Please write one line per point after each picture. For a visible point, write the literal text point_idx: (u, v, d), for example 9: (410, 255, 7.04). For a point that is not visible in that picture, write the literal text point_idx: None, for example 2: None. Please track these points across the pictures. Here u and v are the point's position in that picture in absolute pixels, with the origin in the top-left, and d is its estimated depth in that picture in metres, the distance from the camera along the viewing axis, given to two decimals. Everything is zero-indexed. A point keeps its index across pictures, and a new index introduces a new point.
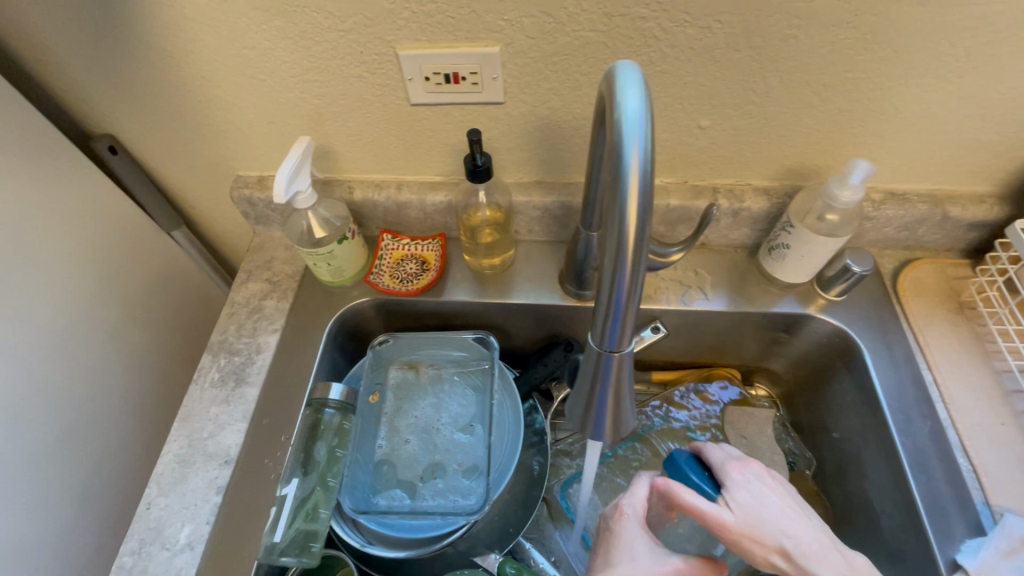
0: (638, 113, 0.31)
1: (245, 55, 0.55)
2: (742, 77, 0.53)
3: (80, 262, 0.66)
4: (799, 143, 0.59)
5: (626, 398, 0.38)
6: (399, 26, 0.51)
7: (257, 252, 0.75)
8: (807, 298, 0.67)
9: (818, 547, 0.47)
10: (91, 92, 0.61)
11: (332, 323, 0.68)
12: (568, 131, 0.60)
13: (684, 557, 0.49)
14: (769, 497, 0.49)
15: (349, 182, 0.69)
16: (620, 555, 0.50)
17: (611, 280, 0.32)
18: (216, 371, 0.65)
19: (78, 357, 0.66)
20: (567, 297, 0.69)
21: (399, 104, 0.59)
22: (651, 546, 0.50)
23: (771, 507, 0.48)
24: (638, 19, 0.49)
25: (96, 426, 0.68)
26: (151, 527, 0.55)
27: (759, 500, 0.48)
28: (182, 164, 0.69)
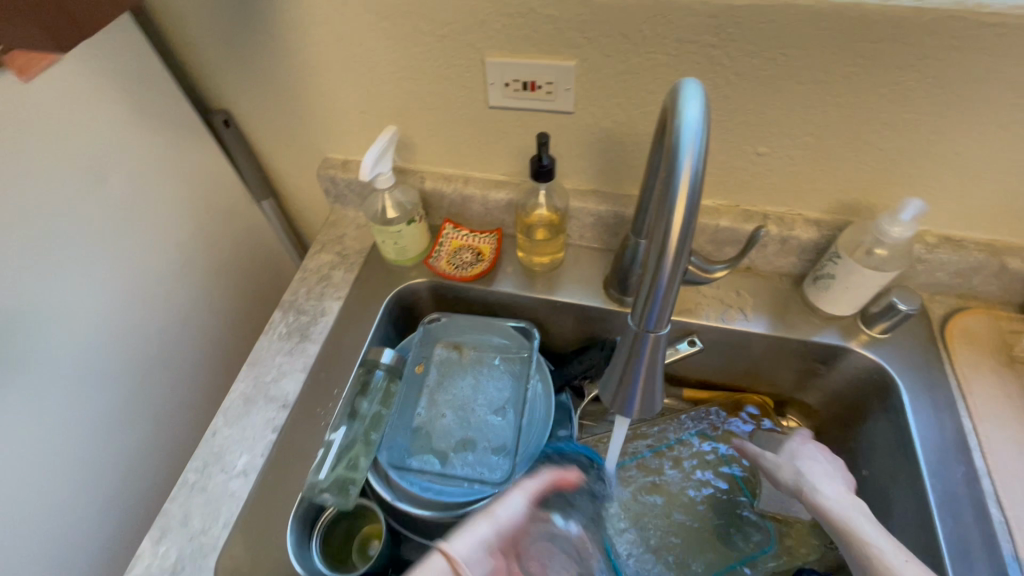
0: (695, 120, 0.35)
1: (353, 51, 0.63)
2: (803, 109, 0.56)
3: (186, 218, 0.75)
4: (854, 177, 0.61)
5: (656, 379, 0.41)
6: (489, 36, 0.57)
7: (332, 228, 0.82)
8: (849, 332, 0.68)
9: (834, 485, 0.58)
10: (217, 73, 0.70)
11: (390, 297, 0.75)
12: (629, 144, 0.65)
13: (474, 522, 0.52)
14: (819, 458, 0.62)
15: (421, 173, 0.76)
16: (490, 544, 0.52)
17: (655, 264, 0.36)
18: (284, 326, 0.72)
19: (171, 301, 0.74)
20: (609, 301, 0.73)
21: (479, 105, 0.65)
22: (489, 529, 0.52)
23: (815, 460, 0.61)
24: (707, 47, 0.53)
25: (176, 362, 0.76)
26: (214, 452, 0.62)
27: (809, 455, 0.62)
28: (280, 142, 0.78)
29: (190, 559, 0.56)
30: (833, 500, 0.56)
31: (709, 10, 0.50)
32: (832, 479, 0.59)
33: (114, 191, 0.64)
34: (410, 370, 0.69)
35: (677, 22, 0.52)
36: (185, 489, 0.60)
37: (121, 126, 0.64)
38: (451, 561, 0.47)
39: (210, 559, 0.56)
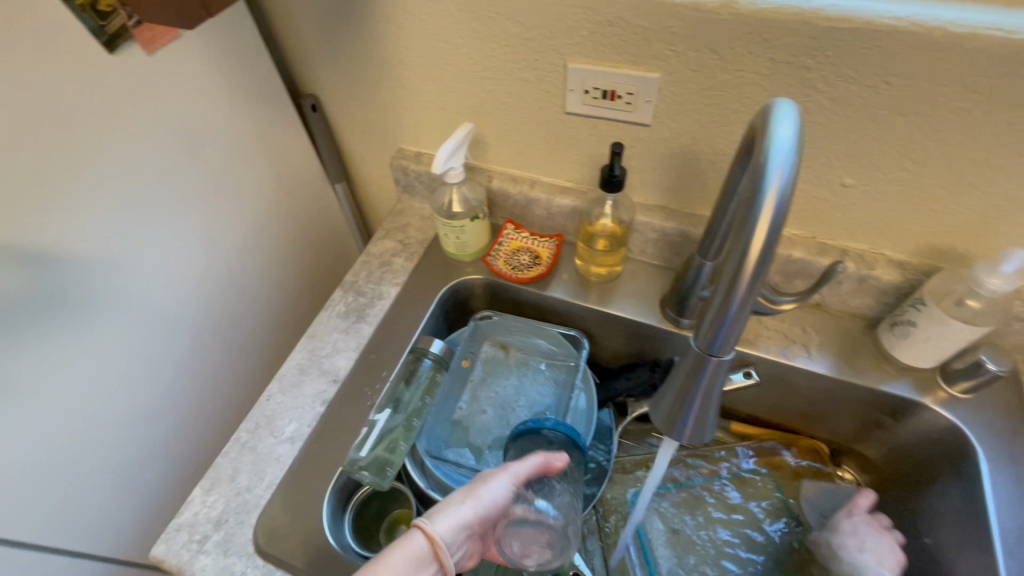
0: (787, 144, 0.33)
1: (440, 48, 0.65)
2: (901, 141, 0.53)
3: (267, 193, 0.80)
4: (950, 220, 0.57)
5: (712, 407, 0.40)
6: (575, 42, 0.57)
7: (397, 217, 0.85)
8: (924, 386, 0.63)
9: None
10: (312, 60, 0.74)
11: (445, 290, 0.76)
12: (704, 162, 0.63)
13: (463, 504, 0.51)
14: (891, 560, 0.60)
15: (490, 172, 0.77)
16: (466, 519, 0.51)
17: (727, 287, 0.34)
18: (343, 305, 0.75)
19: (244, 269, 0.79)
20: (664, 320, 0.71)
21: (555, 110, 0.65)
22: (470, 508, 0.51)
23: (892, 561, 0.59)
24: (803, 69, 0.51)
25: (240, 326, 0.81)
26: (266, 415, 0.65)
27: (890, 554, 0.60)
28: (360, 130, 0.81)
29: (234, 513, 0.59)
30: None
31: (810, 31, 0.48)
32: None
33: (209, 161, 0.69)
34: (457, 363, 0.70)
35: (773, 41, 0.50)
36: (236, 446, 0.63)
37: (223, 102, 0.68)
38: (431, 545, 0.48)
39: (252, 516, 0.58)
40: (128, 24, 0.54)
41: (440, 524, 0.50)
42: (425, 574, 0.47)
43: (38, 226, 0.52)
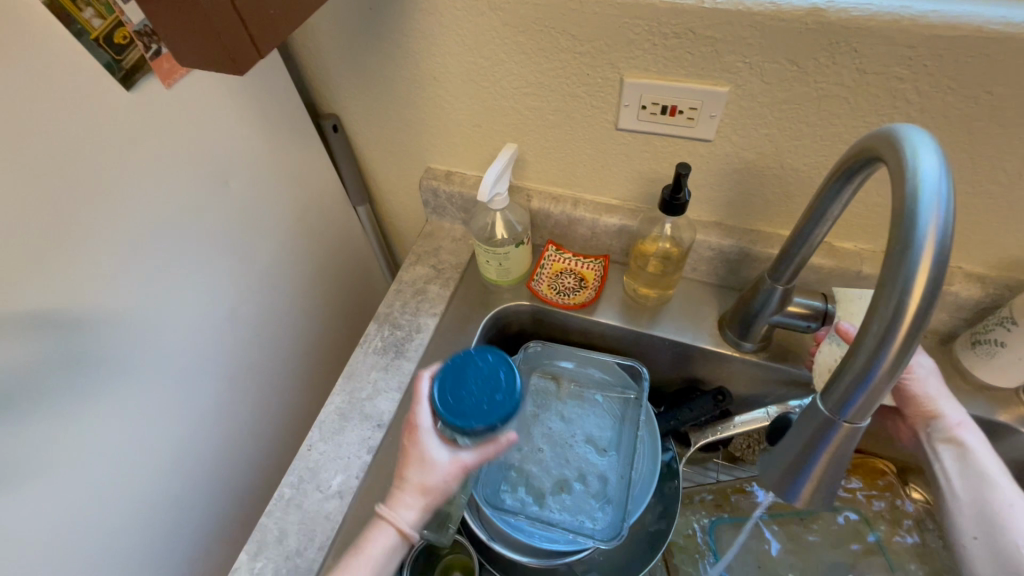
0: (938, 179, 0.29)
1: (479, 64, 0.60)
2: (995, 154, 0.49)
3: (291, 223, 0.75)
4: None
5: (837, 470, 0.36)
6: (635, 55, 0.53)
7: (427, 239, 0.80)
8: (1008, 406, 0.59)
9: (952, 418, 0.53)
10: (334, 79, 0.69)
11: (487, 319, 0.72)
12: (770, 178, 0.59)
13: (419, 494, 0.50)
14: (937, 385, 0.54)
15: (528, 191, 0.72)
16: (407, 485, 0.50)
17: (872, 347, 0.30)
18: (380, 340, 0.71)
19: (271, 305, 0.74)
20: (723, 343, 0.67)
21: (606, 126, 0.60)
22: (425, 494, 0.50)
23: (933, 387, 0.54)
24: (893, 79, 0.46)
25: (268, 364, 0.76)
26: (309, 467, 0.61)
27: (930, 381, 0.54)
28: (385, 149, 0.76)
29: None
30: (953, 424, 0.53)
31: (907, 39, 0.44)
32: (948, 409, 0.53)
33: (232, 195, 0.64)
34: None
35: (862, 50, 0.45)
36: (280, 504, 0.59)
37: (243, 129, 0.63)
38: (403, 536, 0.50)
39: None
40: (147, 56, 0.49)
41: (412, 527, 0.50)
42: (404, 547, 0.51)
43: (59, 286, 0.47)
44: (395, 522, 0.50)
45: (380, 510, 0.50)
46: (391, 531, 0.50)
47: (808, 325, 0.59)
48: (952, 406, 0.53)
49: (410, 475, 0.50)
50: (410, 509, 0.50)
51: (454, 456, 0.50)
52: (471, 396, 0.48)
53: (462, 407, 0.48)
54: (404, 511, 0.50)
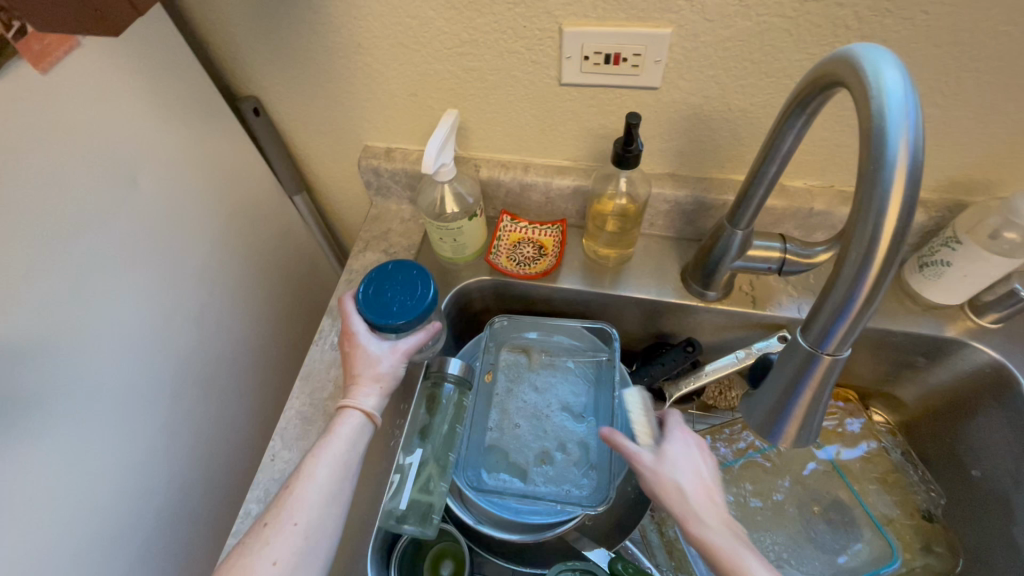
0: (904, 94, 0.28)
1: (406, 24, 0.55)
2: (932, 75, 0.49)
3: (221, 220, 0.68)
4: (975, 153, 0.55)
5: (821, 402, 0.35)
6: (572, 2, 0.50)
7: (374, 223, 0.76)
8: (955, 322, 0.62)
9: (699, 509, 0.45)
10: (248, 55, 0.62)
11: (447, 299, 0.68)
12: (719, 122, 0.58)
13: (377, 377, 0.54)
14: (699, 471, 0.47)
15: (475, 161, 0.68)
16: (362, 375, 0.54)
17: (851, 274, 0.29)
18: (335, 335, 0.66)
19: (209, 312, 0.68)
20: (688, 295, 0.67)
21: (549, 83, 0.57)
22: (382, 375, 0.54)
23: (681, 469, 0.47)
24: (832, 6, 0.46)
25: (217, 376, 0.70)
26: (275, 479, 0.57)
27: (681, 463, 0.48)
28: (315, 130, 0.71)
29: None
30: (686, 512, 0.45)
31: None
32: (702, 502, 0.45)
33: (146, 195, 0.57)
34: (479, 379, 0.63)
35: None
36: (248, 521, 0.55)
37: (147, 119, 0.56)
38: (370, 417, 0.53)
39: None
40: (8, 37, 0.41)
41: (374, 409, 0.53)
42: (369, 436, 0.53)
43: None
44: (358, 404, 0.53)
45: (340, 404, 0.53)
46: (357, 416, 0.52)
47: (767, 266, 0.58)
48: (705, 501, 0.45)
49: (360, 369, 0.54)
50: (369, 394, 0.53)
51: (393, 344, 0.55)
52: (396, 297, 0.55)
53: (383, 310, 0.55)
54: (366, 396, 0.53)
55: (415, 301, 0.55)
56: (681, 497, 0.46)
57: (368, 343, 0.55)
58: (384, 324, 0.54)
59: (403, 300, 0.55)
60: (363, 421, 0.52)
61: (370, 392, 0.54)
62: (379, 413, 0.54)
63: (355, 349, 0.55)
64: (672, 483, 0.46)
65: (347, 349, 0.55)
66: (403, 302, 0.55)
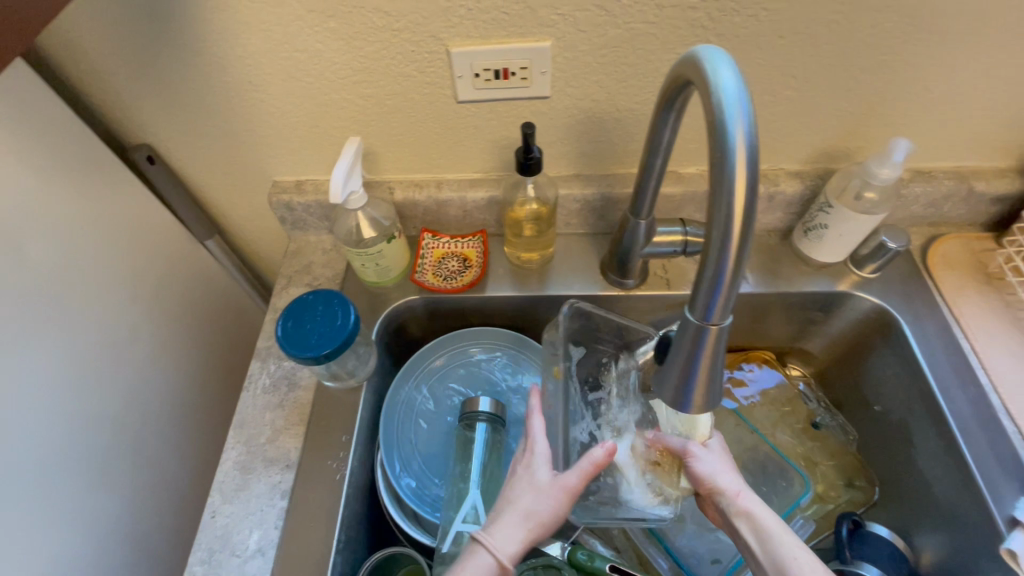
0: (736, 90, 0.32)
1: (295, 58, 0.55)
2: (783, 63, 0.55)
3: (129, 275, 0.66)
4: (834, 127, 0.61)
5: (717, 370, 0.38)
6: (453, 24, 0.52)
7: (295, 258, 0.75)
8: (841, 277, 0.70)
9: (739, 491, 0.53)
10: (134, 101, 0.60)
11: (379, 323, 0.69)
12: (611, 122, 0.62)
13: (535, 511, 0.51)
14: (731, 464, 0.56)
15: (389, 183, 0.69)
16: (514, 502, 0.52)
17: (716, 253, 0.32)
18: (267, 378, 0.64)
19: (127, 373, 0.65)
20: (609, 286, 0.71)
21: (447, 101, 0.59)
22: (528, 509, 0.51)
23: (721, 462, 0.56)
24: (688, 9, 0.51)
25: (143, 438, 0.67)
26: (218, 535, 0.55)
27: (718, 458, 0.56)
28: (220, 172, 0.69)
29: None
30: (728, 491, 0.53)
31: None
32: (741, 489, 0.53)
33: (34, 258, 0.54)
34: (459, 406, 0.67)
35: None
36: None
37: (26, 181, 0.53)
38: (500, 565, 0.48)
39: None
40: None
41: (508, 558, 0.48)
42: None
43: None
44: (491, 546, 0.48)
45: (473, 542, 0.49)
46: (489, 560, 0.48)
47: (673, 250, 0.62)
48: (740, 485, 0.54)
49: (518, 488, 0.53)
50: (510, 539, 0.49)
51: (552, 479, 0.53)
52: (314, 328, 0.54)
53: (302, 343, 0.53)
54: (505, 540, 0.49)
55: (336, 327, 0.54)
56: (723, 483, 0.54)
57: (537, 466, 0.54)
58: (301, 360, 0.53)
59: (321, 329, 0.54)
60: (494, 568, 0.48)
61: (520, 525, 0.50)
62: (511, 565, 0.48)
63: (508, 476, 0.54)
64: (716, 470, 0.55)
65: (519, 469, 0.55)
66: (321, 330, 0.54)
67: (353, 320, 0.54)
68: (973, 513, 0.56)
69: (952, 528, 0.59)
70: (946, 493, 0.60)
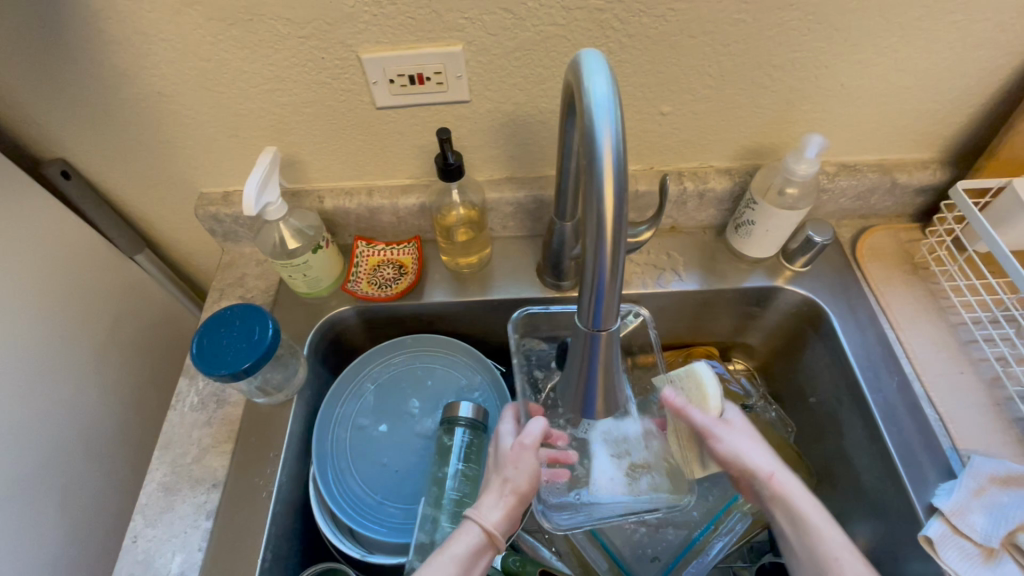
0: (606, 96, 0.32)
1: (202, 67, 0.54)
2: (697, 63, 0.55)
3: (41, 294, 0.64)
4: (756, 124, 0.62)
5: (614, 375, 0.38)
6: (360, 30, 0.51)
7: (227, 270, 0.73)
8: (774, 272, 0.70)
9: (770, 466, 0.57)
10: (40, 115, 0.59)
11: (313, 334, 0.68)
12: (536, 126, 0.61)
13: (511, 477, 0.53)
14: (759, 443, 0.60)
15: (318, 192, 0.68)
16: (493, 475, 0.54)
17: (593, 261, 0.32)
18: (195, 395, 0.63)
19: (41, 393, 0.63)
20: (546, 289, 0.70)
21: (365, 108, 0.58)
22: (502, 477, 0.53)
23: (750, 441, 0.59)
24: (595, 11, 0.51)
25: (64, 460, 0.66)
26: (139, 560, 0.53)
27: (747, 438, 0.60)
28: (142, 185, 0.67)
29: None
30: (761, 465, 0.57)
31: None
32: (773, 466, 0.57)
33: None
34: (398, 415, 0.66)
35: None
36: None
37: None
38: (483, 529, 0.50)
39: None
40: None
41: (494, 522, 0.50)
42: (484, 560, 0.49)
43: None
44: (479, 517, 0.50)
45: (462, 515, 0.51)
46: (475, 529, 0.50)
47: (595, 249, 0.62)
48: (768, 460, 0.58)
49: (493, 470, 0.55)
50: (491, 506, 0.51)
51: (514, 444, 0.55)
52: (230, 343, 0.53)
53: (217, 360, 0.52)
54: (487, 506, 0.51)
55: (254, 340, 0.53)
56: (753, 458, 0.58)
57: (502, 442, 0.57)
58: (216, 376, 0.52)
59: (238, 344, 0.53)
60: (482, 534, 0.50)
61: (495, 495, 0.52)
62: (496, 531, 0.50)
63: (492, 453, 0.57)
64: (745, 448, 0.58)
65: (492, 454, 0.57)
66: (239, 345, 0.53)
67: (271, 333, 0.53)
68: (896, 499, 0.57)
69: (879, 514, 0.60)
70: (874, 480, 0.61)
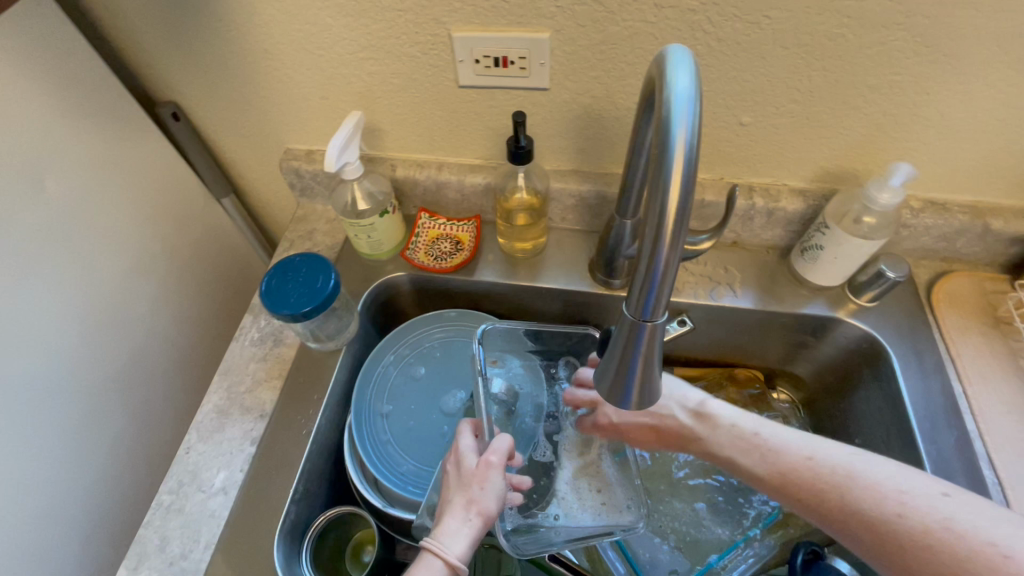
0: (688, 92, 0.32)
1: (307, 31, 0.58)
2: (786, 75, 0.54)
3: (137, 220, 0.71)
4: (840, 145, 0.59)
5: (653, 369, 0.38)
6: (455, 9, 0.53)
7: (300, 223, 0.78)
8: (837, 302, 0.67)
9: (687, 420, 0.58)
10: (162, 60, 0.65)
11: (367, 294, 0.71)
12: (610, 121, 0.62)
13: (473, 503, 0.50)
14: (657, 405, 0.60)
15: (392, 160, 0.72)
16: (454, 497, 0.51)
17: (650, 251, 0.33)
18: (256, 332, 0.68)
19: (127, 307, 0.71)
20: (596, 285, 0.71)
21: (448, 85, 0.61)
22: (466, 502, 0.50)
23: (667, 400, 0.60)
24: (688, 12, 0.50)
25: (138, 371, 0.73)
26: (189, 470, 0.59)
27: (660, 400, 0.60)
28: (237, 134, 0.73)
29: None
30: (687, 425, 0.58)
31: None
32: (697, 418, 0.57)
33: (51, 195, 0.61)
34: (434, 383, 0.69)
35: None
36: (159, 512, 0.57)
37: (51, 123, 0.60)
38: (446, 561, 0.47)
39: None
40: None
41: (459, 555, 0.47)
42: None
43: None
44: (441, 548, 0.47)
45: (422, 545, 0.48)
46: (438, 562, 0.47)
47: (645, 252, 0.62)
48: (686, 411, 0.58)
49: (455, 491, 0.52)
50: (457, 536, 0.48)
51: (479, 463, 0.53)
52: (296, 286, 0.57)
53: (281, 299, 0.56)
54: (448, 534, 0.48)
55: (317, 289, 0.57)
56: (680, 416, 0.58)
57: (465, 461, 0.54)
58: (277, 313, 0.56)
59: (302, 289, 0.57)
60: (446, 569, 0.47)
61: (458, 523, 0.49)
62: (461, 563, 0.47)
63: (450, 470, 0.55)
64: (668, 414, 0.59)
65: (451, 471, 0.54)
66: (303, 290, 0.57)
67: (334, 285, 0.57)
68: None
69: None
70: None
